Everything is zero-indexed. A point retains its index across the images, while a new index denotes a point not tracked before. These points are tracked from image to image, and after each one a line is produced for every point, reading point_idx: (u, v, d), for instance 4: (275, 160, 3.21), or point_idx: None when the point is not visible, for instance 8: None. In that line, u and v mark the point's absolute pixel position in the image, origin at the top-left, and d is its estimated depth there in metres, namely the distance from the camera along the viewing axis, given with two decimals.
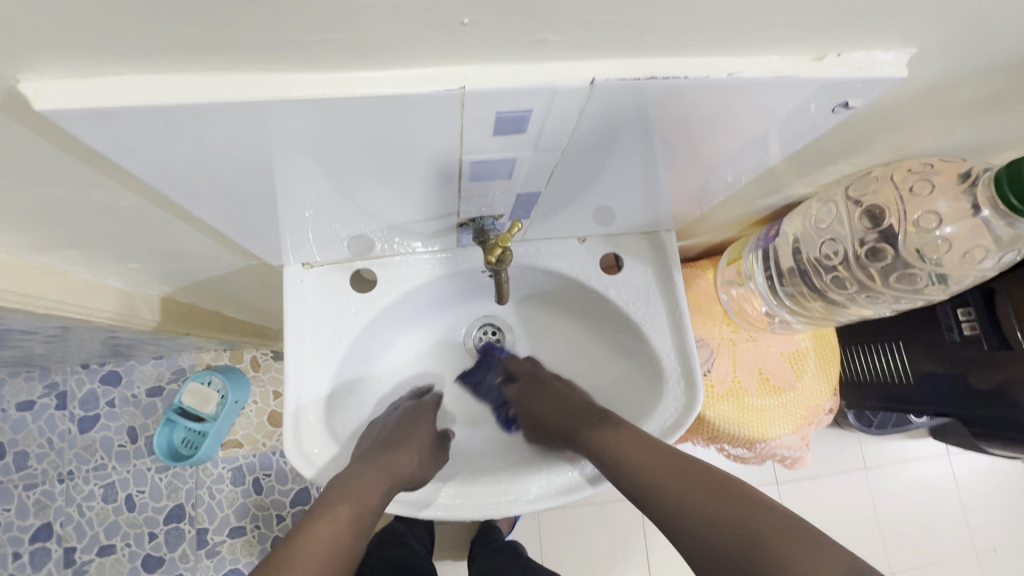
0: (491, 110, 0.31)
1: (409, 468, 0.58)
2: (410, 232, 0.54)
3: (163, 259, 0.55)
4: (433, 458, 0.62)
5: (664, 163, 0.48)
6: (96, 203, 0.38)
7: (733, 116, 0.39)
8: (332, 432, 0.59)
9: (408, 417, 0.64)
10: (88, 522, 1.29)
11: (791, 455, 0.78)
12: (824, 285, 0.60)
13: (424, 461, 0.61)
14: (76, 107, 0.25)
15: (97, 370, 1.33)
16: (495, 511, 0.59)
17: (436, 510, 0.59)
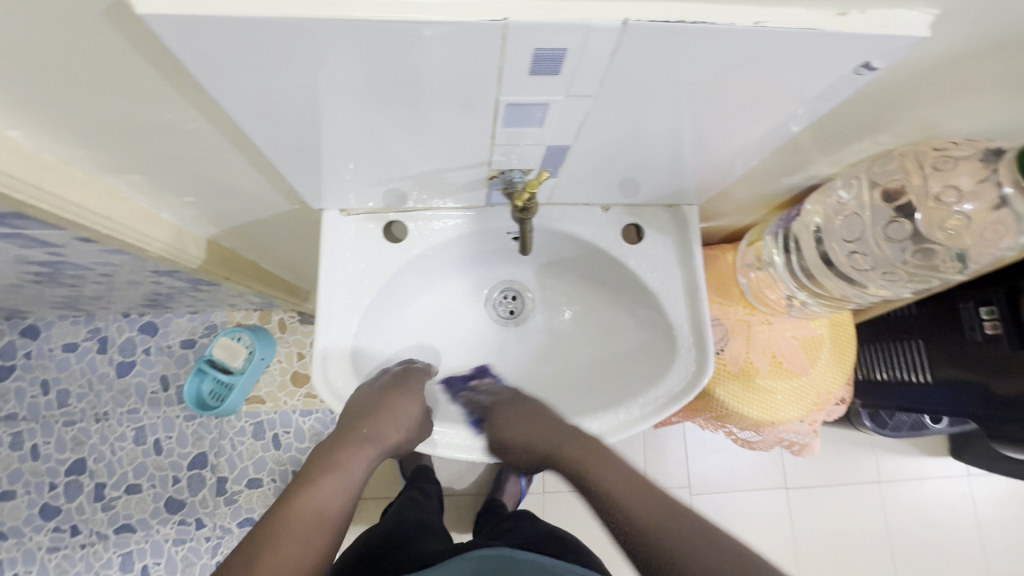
0: (532, 46, 0.33)
1: (395, 438, 0.59)
2: (442, 184, 0.58)
3: (215, 194, 0.60)
4: (420, 426, 0.61)
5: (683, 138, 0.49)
6: (167, 123, 0.43)
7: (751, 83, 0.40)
8: (354, 366, 0.63)
9: (390, 388, 0.61)
10: (119, 461, 1.37)
11: (798, 441, 0.80)
12: (840, 263, 0.61)
13: (410, 430, 0.60)
14: (169, 12, 0.29)
15: (137, 320, 1.41)
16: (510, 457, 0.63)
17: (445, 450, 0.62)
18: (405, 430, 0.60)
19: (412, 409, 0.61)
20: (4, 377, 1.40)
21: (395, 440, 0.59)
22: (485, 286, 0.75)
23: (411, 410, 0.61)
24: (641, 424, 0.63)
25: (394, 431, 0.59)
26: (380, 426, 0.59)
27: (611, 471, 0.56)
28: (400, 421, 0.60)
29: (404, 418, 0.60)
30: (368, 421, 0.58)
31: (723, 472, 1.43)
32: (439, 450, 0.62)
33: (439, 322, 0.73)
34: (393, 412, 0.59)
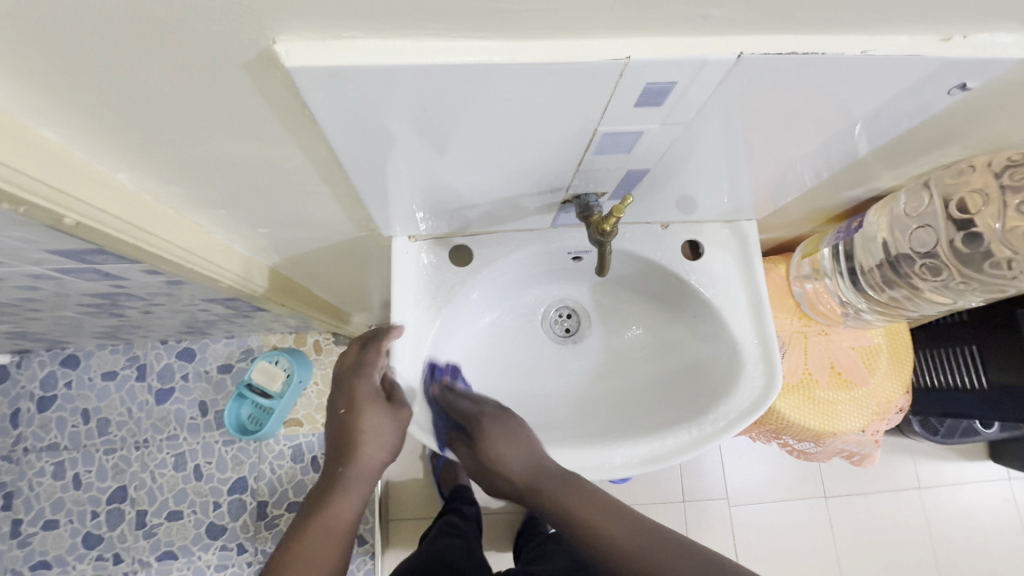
0: (644, 81, 0.35)
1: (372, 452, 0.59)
2: (517, 209, 0.59)
3: (289, 226, 0.61)
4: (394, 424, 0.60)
5: (750, 157, 0.51)
6: (271, 164, 0.44)
7: (833, 106, 0.42)
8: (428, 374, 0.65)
9: (351, 401, 0.60)
10: (159, 488, 1.37)
11: (858, 450, 0.80)
12: (910, 274, 0.64)
13: (382, 435, 0.60)
14: (316, 64, 0.30)
15: (174, 346, 1.42)
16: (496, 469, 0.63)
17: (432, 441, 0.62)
18: (377, 439, 0.60)
19: (378, 417, 0.60)
20: (45, 407, 1.41)
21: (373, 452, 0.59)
22: (542, 306, 0.76)
23: (388, 414, 0.60)
24: (714, 439, 0.63)
25: (367, 447, 0.59)
26: (354, 455, 0.59)
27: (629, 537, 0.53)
28: (371, 437, 0.60)
29: (373, 426, 0.60)
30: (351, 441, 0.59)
31: (761, 482, 1.41)
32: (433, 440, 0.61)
33: (496, 341, 0.74)
34: (360, 430, 0.59)
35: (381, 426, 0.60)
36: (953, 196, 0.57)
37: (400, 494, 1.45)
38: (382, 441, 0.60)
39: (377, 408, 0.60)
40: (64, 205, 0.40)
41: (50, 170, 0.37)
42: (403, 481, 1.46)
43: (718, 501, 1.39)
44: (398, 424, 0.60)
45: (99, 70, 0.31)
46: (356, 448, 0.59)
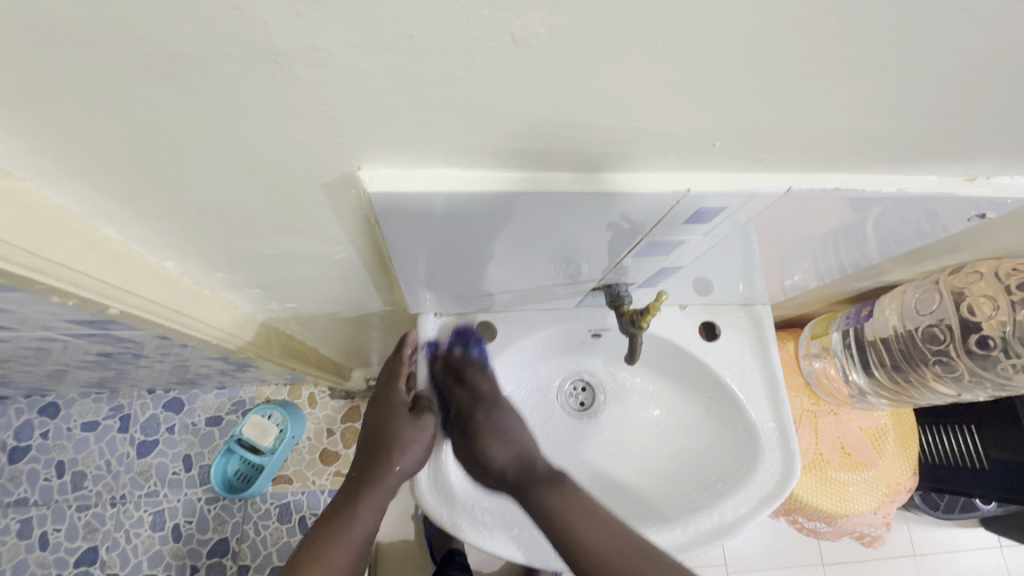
0: (698, 206, 0.37)
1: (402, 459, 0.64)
2: (547, 293, 0.60)
3: (317, 301, 0.61)
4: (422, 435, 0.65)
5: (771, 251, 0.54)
6: (320, 253, 0.45)
7: (857, 216, 0.45)
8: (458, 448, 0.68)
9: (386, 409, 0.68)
10: (133, 549, 1.29)
11: (871, 532, 0.80)
12: (923, 366, 0.67)
13: (410, 443, 0.64)
14: (400, 188, 0.32)
15: (162, 396, 1.37)
16: (527, 555, 0.62)
17: (460, 526, 0.62)
18: (407, 447, 0.64)
19: (409, 430, 0.65)
20: (18, 458, 1.34)
21: (401, 460, 0.64)
22: (556, 380, 0.77)
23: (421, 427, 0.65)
24: (737, 527, 0.63)
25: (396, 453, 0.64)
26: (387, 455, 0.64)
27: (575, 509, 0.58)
28: (403, 446, 0.64)
29: (403, 433, 0.65)
30: (381, 446, 0.65)
31: (760, 549, 1.39)
32: (465, 526, 0.62)
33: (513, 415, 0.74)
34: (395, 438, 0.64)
35: (415, 434, 0.65)
36: (963, 298, 0.61)
37: (388, 558, 1.39)
38: (410, 452, 0.64)
39: (404, 415, 0.67)
40: (116, 297, 0.40)
41: (109, 267, 0.38)
42: (392, 544, 1.40)
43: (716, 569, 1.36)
44: (425, 433, 0.65)
45: (182, 186, 0.33)
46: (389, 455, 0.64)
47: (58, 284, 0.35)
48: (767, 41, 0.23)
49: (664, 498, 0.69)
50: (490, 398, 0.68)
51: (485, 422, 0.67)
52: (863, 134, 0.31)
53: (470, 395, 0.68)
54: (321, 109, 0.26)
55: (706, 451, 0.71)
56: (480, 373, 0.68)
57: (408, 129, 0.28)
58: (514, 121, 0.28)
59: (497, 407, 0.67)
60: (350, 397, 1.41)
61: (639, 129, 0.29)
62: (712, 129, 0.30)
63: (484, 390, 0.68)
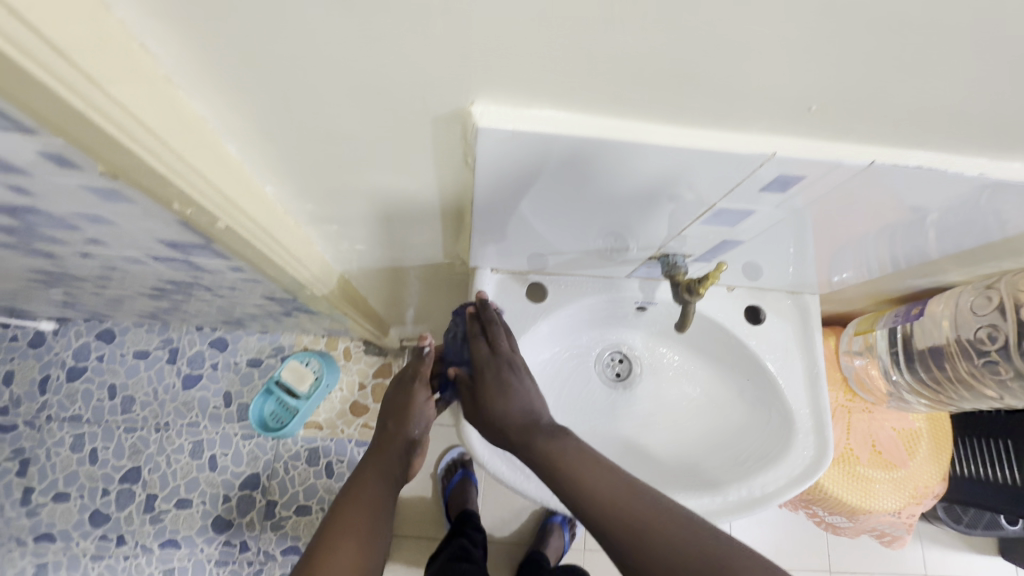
0: (779, 172, 0.39)
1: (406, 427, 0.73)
2: (604, 258, 0.62)
3: (386, 245, 0.65)
4: (422, 406, 0.74)
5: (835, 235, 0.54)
6: (404, 191, 0.48)
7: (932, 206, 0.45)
8: None
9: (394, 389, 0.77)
10: (172, 473, 1.38)
11: (891, 532, 0.81)
12: (970, 367, 0.67)
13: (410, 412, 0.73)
14: (505, 125, 0.34)
15: (208, 334, 1.45)
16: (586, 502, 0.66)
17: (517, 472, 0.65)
18: (408, 415, 0.73)
19: (411, 401, 0.74)
20: (74, 378, 1.44)
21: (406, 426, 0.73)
22: (597, 349, 0.79)
23: (420, 394, 0.75)
24: (763, 503, 0.64)
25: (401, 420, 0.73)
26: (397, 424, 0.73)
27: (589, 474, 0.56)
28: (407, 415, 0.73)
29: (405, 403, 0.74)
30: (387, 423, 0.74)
31: (769, 548, 1.39)
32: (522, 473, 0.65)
33: (552, 376, 0.77)
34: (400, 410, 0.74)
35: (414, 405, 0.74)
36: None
37: (406, 511, 1.45)
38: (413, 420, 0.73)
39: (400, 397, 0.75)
40: (225, 211, 0.44)
41: (227, 181, 0.42)
42: (411, 499, 1.46)
43: None
44: (425, 403, 0.75)
45: (306, 108, 0.36)
46: (397, 426, 0.73)
47: (188, 189, 0.39)
48: (886, 5, 0.25)
49: (693, 471, 0.71)
50: (505, 359, 0.65)
51: (494, 385, 0.64)
52: (960, 110, 0.32)
53: (486, 353, 0.65)
54: (456, 38, 0.28)
55: (734, 432, 0.73)
56: (498, 333, 0.66)
57: (529, 63, 0.30)
58: (626, 64, 0.30)
59: (510, 369, 0.64)
60: (383, 355, 1.46)
61: (741, 87, 0.31)
62: (813, 91, 0.31)
63: (499, 349, 0.65)
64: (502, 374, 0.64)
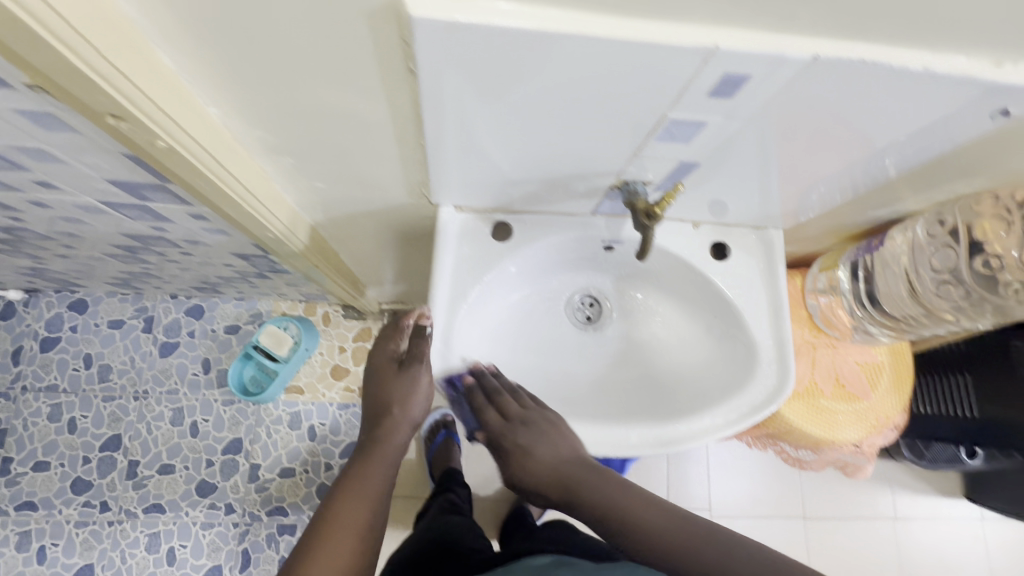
0: (723, 71, 0.38)
1: (406, 410, 0.62)
2: (565, 188, 0.61)
3: (346, 183, 0.63)
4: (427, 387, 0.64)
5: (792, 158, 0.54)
6: (353, 113, 0.47)
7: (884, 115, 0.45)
8: (470, 332, 0.70)
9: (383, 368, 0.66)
10: (153, 440, 1.38)
11: (854, 462, 0.84)
12: (926, 292, 0.68)
13: (411, 392, 0.63)
14: (439, 15, 0.34)
15: (184, 302, 1.44)
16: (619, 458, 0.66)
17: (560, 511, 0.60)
18: (410, 395, 0.63)
19: (417, 381, 0.64)
20: (48, 348, 1.42)
21: (406, 409, 0.62)
22: (567, 291, 0.79)
23: (423, 375, 0.64)
24: (725, 429, 0.66)
25: (402, 401, 0.63)
26: (396, 408, 0.62)
27: (636, 511, 0.53)
28: (407, 397, 0.63)
29: (406, 381, 0.64)
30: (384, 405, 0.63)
31: (745, 496, 1.43)
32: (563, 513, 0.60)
33: (522, 318, 0.77)
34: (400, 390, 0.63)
35: (420, 383, 0.64)
36: (981, 242, 0.62)
37: None
38: (416, 403, 0.63)
39: (398, 372, 0.65)
40: (165, 129, 0.43)
41: (162, 93, 0.41)
42: None
43: (702, 510, 1.40)
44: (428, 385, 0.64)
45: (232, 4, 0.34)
46: (399, 409, 0.62)
47: (119, 96, 0.37)
48: None
49: (665, 407, 0.71)
50: (518, 419, 0.63)
51: (513, 447, 0.61)
52: None
53: (499, 420, 0.63)
54: None
55: (701, 366, 0.74)
56: (507, 398, 0.65)
57: None
58: None
59: (525, 426, 0.62)
60: (362, 319, 1.45)
61: None
62: None
63: (509, 411, 0.64)
64: (513, 434, 0.62)
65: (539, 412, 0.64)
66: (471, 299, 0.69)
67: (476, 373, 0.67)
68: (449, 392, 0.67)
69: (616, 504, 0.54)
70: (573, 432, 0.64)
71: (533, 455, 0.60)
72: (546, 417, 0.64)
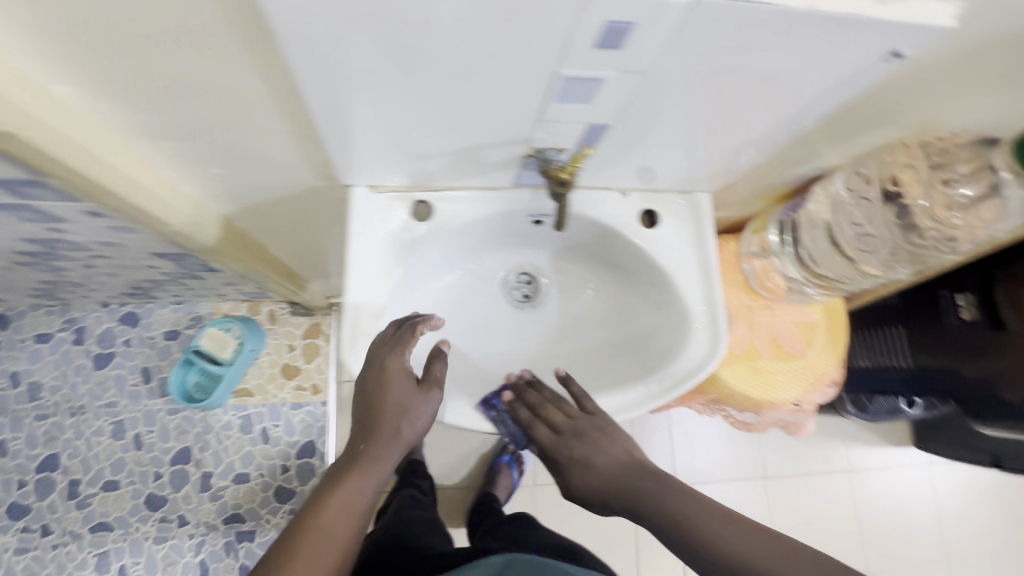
0: (603, 19, 0.36)
1: (404, 430, 0.56)
2: (477, 160, 0.59)
3: (246, 168, 0.59)
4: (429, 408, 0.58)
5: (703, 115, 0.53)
6: (224, 84, 0.43)
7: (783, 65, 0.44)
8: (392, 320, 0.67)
9: (379, 375, 0.57)
10: (94, 456, 1.31)
11: (793, 420, 0.85)
12: (847, 243, 0.69)
13: (412, 414, 0.57)
14: None
15: (116, 310, 1.36)
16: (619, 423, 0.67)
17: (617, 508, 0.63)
18: (411, 418, 0.57)
19: (417, 401, 0.57)
20: None
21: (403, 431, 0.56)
22: (500, 269, 0.77)
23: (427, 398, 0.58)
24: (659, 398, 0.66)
25: (397, 422, 0.56)
26: (390, 428, 0.56)
27: (713, 526, 0.54)
28: (406, 417, 0.56)
29: (405, 399, 0.57)
30: (376, 421, 0.56)
31: (707, 463, 1.45)
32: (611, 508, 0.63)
33: (454, 300, 0.75)
34: (394, 408, 0.56)
35: (419, 402, 0.58)
36: (897, 191, 0.63)
37: None
38: (416, 424, 0.57)
39: (409, 391, 0.57)
40: None
41: None
42: None
43: None
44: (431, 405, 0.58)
45: None
46: (395, 430, 0.56)
47: None
48: None
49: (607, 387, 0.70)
50: (569, 430, 0.64)
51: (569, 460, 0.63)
52: None
53: (547, 432, 0.65)
54: None
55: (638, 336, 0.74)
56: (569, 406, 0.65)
57: None
58: None
59: (579, 438, 0.63)
60: (311, 314, 1.40)
61: None
62: None
63: (557, 424, 0.64)
64: (568, 449, 0.63)
65: (590, 419, 0.64)
66: (389, 286, 0.65)
67: (515, 389, 0.68)
68: (490, 414, 0.66)
69: (687, 513, 0.55)
70: (625, 437, 0.64)
71: (591, 467, 0.62)
72: (596, 425, 0.64)
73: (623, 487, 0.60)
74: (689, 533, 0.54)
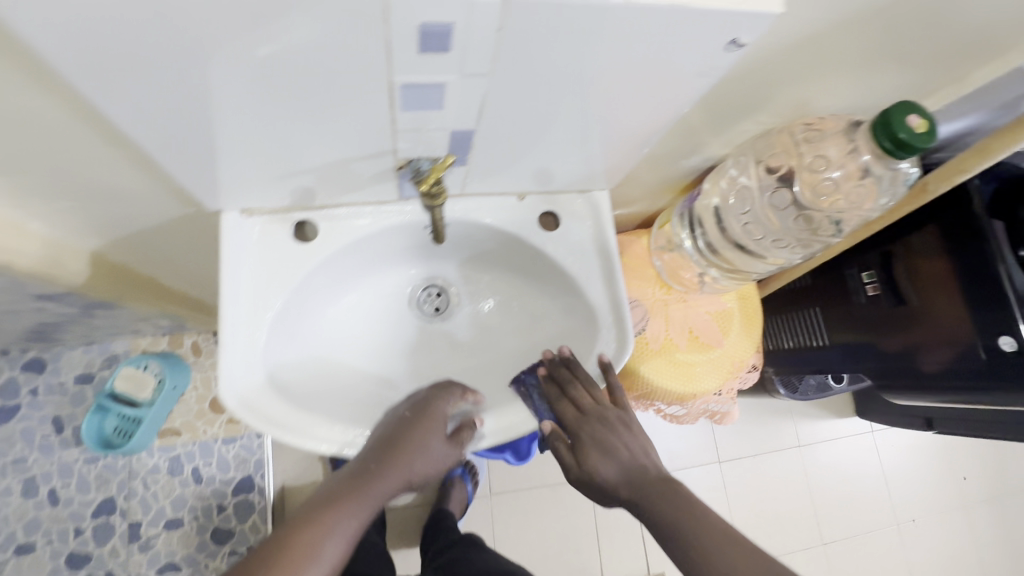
0: (416, 19, 0.34)
1: (418, 468, 0.55)
2: (351, 174, 0.56)
3: (94, 201, 0.54)
4: (447, 453, 0.58)
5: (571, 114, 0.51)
6: (19, 112, 0.39)
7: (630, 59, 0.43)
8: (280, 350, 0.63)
9: (411, 412, 0.58)
10: (4, 519, 1.20)
11: (720, 409, 0.86)
12: (735, 232, 0.69)
13: (430, 457, 0.56)
14: None
15: (18, 358, 1.25)
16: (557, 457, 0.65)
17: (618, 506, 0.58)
18: (429, 460, 0.56)
19: (433, 441, 0.57)
20: None
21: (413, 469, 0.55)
22: (404, 284, 0.74)
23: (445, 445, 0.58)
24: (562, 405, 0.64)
25: (414, 460, 0.55)
26: (393, 461, 0.54)
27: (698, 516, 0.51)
28: (421, 454, 0.56)
29: (425, 439, 0.56)
30: (389, 450, 0.55)
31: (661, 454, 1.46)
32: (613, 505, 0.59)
33: (355, 321, 0.71)
34: (405, 446, 0.55)
35: (436, 444, 0.57)
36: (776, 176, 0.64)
37: None
38: (428, 459, 0.56)
39: (436, 432, 0.57)
40: None
41: None
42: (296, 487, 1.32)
43: None
44: (450, 453, 0.58)
45: None
46: (402, 466, 0.54)
47: None
48: None
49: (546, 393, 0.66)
50: (596, 413, 0.61)
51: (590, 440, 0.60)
52: None
53: (572, 412, 0.62)
54: None
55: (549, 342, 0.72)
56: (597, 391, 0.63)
57: None
58: None
59: (603, 421, 0.61)
60: None
61: None
62: None
63: (583, 404, 0.62)
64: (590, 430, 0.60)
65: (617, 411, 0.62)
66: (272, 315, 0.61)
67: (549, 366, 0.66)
68: (521, 388, 0.66)
69: (677, 510, 0.52)
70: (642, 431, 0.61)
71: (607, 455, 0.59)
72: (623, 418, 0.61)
73: (635, 470, 0.57)
74: (677, 525, 0.51)
